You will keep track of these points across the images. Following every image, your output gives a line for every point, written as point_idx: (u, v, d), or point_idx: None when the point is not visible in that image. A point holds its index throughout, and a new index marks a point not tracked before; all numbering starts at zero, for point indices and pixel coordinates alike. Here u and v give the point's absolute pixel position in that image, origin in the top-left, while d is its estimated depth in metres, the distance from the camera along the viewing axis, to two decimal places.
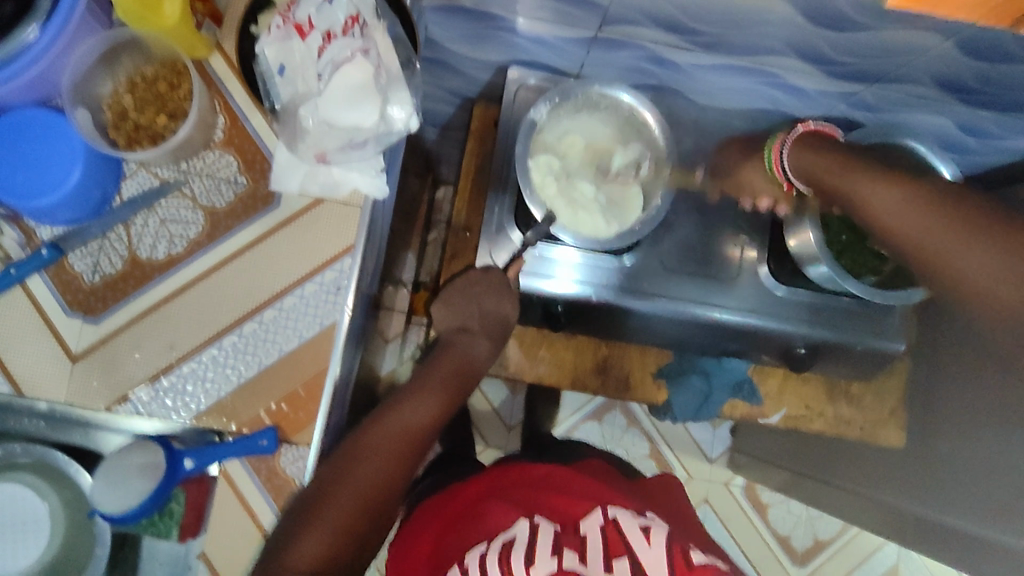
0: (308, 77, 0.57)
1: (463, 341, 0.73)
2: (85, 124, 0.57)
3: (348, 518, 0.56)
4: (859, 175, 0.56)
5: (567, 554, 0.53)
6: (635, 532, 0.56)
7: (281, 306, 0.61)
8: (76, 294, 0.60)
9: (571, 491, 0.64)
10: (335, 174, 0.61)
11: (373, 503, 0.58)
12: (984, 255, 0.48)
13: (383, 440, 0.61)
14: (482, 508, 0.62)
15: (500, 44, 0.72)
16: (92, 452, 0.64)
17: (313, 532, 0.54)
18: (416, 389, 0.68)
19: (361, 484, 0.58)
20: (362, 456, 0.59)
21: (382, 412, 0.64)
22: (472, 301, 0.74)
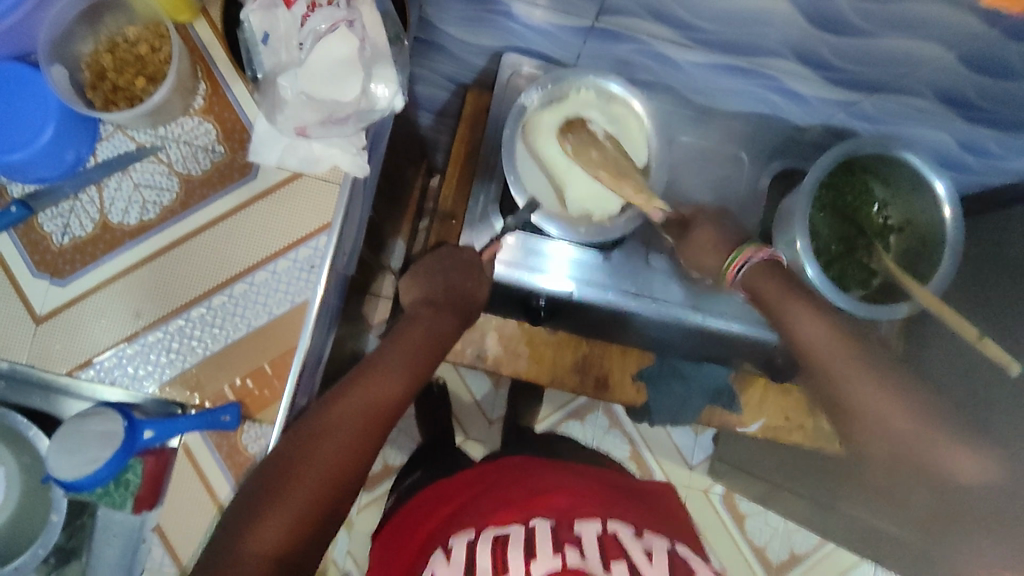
0: (291, 47, 0.55)
1: (429, 315, 0.66)
2: (61, 82, 0.56)
3: (313, 501, 0.49)
4: (792, 307, 0.63)
5: (567, 551, 0.50)
6: (637, 549, 0.52)
7: (252, 281, 0.60)
8: (44, 255, 0.59)
9: (571, 496, 0.60)
10: (315, 150, 0.59)
11: (342, 484, 0.51)
12: (877, 396, 0.60)
13: (348, 411, 0.54)
14: (477, 512, 0.59)
15: (495, 28, 0.71)
16: (52, 417, 0.62)
17: (273, 518, 0.47)
18: (382, 355, 0.61)
19: (325, 464, 0.51)
20: (325, 433, 0.52)
21: (347, 382, 0.57)
22: (441, 275, 0.70)
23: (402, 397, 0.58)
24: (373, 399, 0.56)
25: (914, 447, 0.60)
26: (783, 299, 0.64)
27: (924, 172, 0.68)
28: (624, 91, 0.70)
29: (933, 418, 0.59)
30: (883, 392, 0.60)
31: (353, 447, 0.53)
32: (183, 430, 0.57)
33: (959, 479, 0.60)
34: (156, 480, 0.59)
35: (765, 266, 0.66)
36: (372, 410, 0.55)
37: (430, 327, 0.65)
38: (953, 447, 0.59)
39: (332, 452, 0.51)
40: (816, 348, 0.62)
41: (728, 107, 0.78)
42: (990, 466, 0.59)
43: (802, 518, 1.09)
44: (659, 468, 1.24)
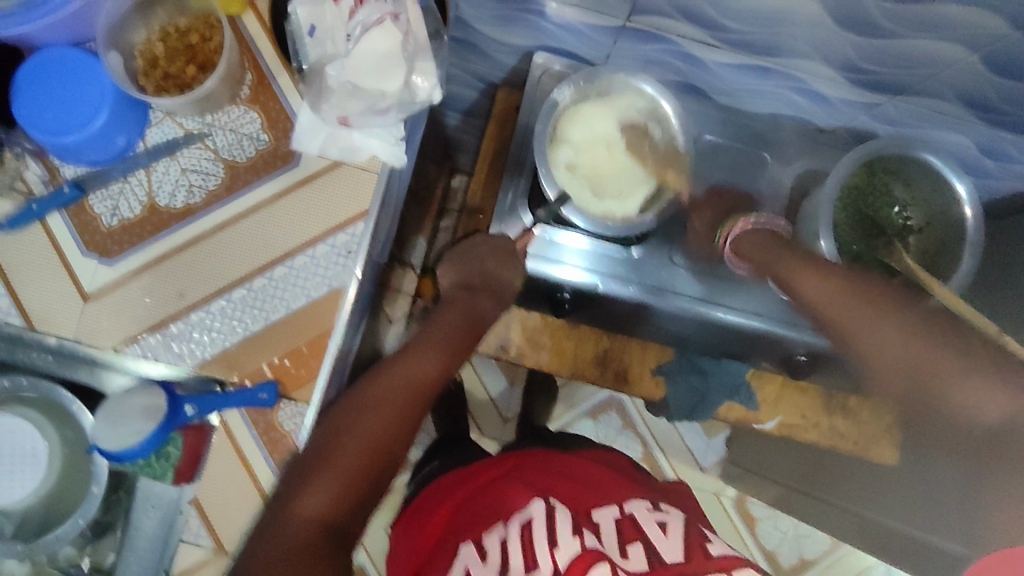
0: (338, 39, 0.58)
1: (463, 298, 0.73)
2: (117, 68, 0.58)
3: (357, 469, 0.52)
4: (796, 266, 0.66)
5: (587, 535, 0.54)
6: (652, 527, 0.56)
7: (292, 265, 0.62)
8: (93, 235, 0.61)
9: (583, 481, 0.64)
10: (354, 139, 0.61)
11: (385, 455, 0.54)
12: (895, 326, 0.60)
13: (389, 388, 0.57)
14: (497, 490, 0.61)
15: (528, 28, 0.73)
16: (95, 391, 0.65)
17: (319, 483, 0.50)
18: (420, 339, 0.65)
19: (368, 435, 0.54)
20: (367, 406, 0.55)
21: (387, 362, 0.61)
22: (478, 260, 0.76)
23: (439, 377, 0.62)
24: (411, 377, 0.59)
25: (920, 385, 0.59)
26: (798, 266, 0.65)
27: (945, 174, 0.70)
28: (654, 91, 0.72)
29: (961, 351, 0.57)
30: (890, 331, 0.60)
31: (393, 420, 0.56)
32: (222, 406, 0.59)
33: (985, 419, 0.58)
34: (195, 454, 0.60)
35: (749, 232, 0.72)
36: (410, 387, 0.59)
37: (466, 306, 0.72)
38: (959, 375, 0.57)
39: (374, 424, 0.55)
40: (826, 301, 0.63)
41: (752, 109, 0.79)
42: (1002, 397, 0.56)
43: (815, 520, 1.10)
44: (672, 469, 1.25)
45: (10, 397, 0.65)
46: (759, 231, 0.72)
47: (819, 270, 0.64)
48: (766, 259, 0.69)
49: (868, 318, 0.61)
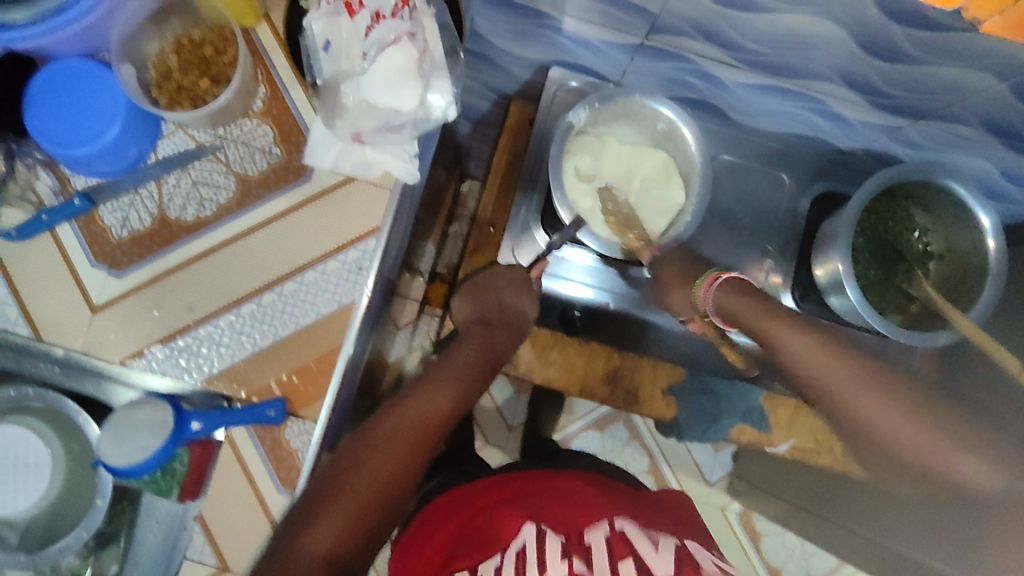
0: (353, 55, 0.57)
1: (481, 333, 0.71)
2: (130, 80, 0.58)
3: (366, 506, 0.53)
4: (779, 327, 0.65)
5: (577, 560, 0.53)
6: (643, 542, 0.55)
7: (302, 280, 0.61)
8: (103, 246, 0.61)
9: (574, 501, 0.62)
10: (368, 155, 0.61)
11: (393, 492, 0.55)
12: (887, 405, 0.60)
13: (401, 424, 0.58)
14: (494, 514, 0.60)
15: (544, 42, 0.72)
16: (100, 402, 0.64)
17: (326, 519, 0.50)
18: (432, 374, 0.65)
19: (379, 473, 0.54)
20: (379, 443, 0.55)
21: (401, 396, 0.61)
22: (493, 294, 0.74)
23: (451, 415, 0.62)
24: (424, 414, 0.59)
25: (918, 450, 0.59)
26: (772, 325, 0.65)
27: (968, 203, 0.68)
28: (673, 113, 0.71)
29: (915, 415, 0.60)
30: (895, 413, 0.60)
31: (403, 459, 0.56)
32: (229, 422, 0.58)
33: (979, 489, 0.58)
34: (201, 469, 0.60)
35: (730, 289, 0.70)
36: (423, 425, 0.59)
37: (483, 342, 0.70)
38: (953, 449, 0.58)
39: (385, 461, 0.55)
40: (806, 354, 0.64)
41: (769, 127, 0.78)
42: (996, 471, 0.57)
43: (821, 539, 1.09)
44: (678, 483, 1.23)
45: (16, 406, 0.65)
46: (744, 288, 0.70)
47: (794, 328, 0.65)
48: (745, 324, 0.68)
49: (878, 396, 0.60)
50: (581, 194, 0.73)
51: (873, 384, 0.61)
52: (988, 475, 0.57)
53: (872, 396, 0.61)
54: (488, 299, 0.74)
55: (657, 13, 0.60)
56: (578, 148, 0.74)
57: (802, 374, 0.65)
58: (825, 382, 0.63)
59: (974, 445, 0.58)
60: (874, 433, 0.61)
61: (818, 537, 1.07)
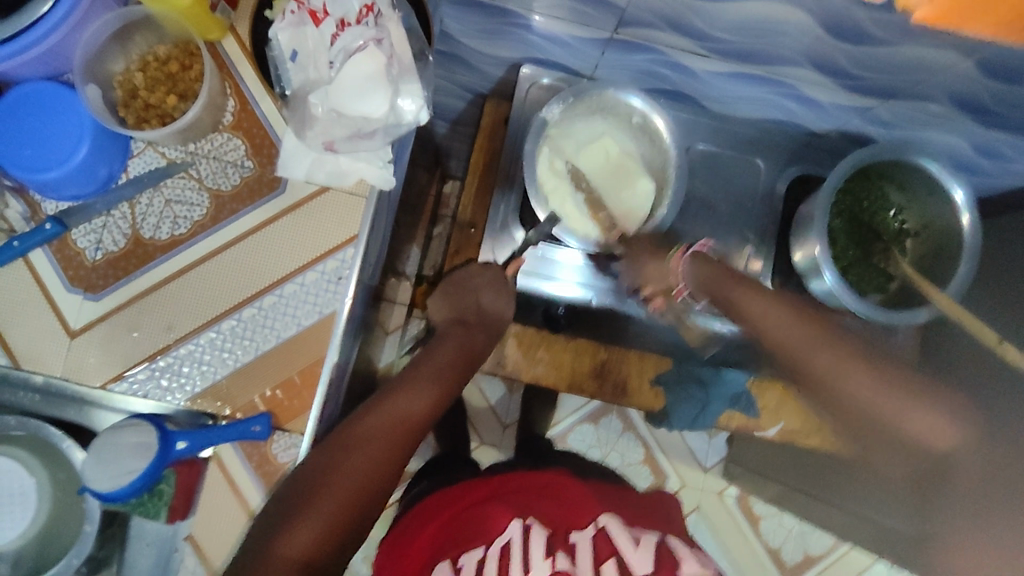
0: (320, 64, 0.57)
1: (459, 333, 0.71)
2: (95, 101, 0.57)
3: (343, 509, 0.52)
4: (753, 296, 0.71)
5: (559, 556, 0.53)
6: (626, 542, 0.55)
7: (282, 293, 0.61)
8: (77, 270, 0.60)
9: (567, 501, 0.62)
10: (342, 163, 0.60)
11: (370, 493, 0.54)
12: (863, 380, 0.67)
13: (378, 425, 0.57)
14: (480, 510, 0.60)
15: (514, 41, 0.72)
16: (86, 427, 0.64)
17: (304, 523, 0.50)
18: (411, 374, 0.65)
19: (356, 475, 0.54)
20: (356, 445, 0.55)
21: (378, 397, 0.60)
22: (472, 294, 0.74)
23: (428, 416, 0.61)
24: (401, 415, 0.59)
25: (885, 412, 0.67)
26: (745, 292, 0.72)
27: (941, 179, 0.69)
28: (645, 105, 0.71)
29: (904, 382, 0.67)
30: (863, 382, 0.67)
31: (381, 459, 0.56)
32: (214, 441, 0.57)
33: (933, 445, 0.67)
34: (189, 490, 0.60)
35: (703, 258, 0.75)
36: (399, 425, 0.58)
37: (462, 343, 0.70)
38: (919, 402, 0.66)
39: (362, 463, 0.54)
40: (766, 321, 0.70)
41: (744, 114, 0.78)
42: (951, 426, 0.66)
43: (816, 519, 1.10)
44: (673, 471, 1.24)
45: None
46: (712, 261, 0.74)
47: (765, 298, 0.71)
48: (717, 291, 0.73)
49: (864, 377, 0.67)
50: (561, 198, 0.73)
51: (819, 338, 0.68)
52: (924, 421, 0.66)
53: (827, 351, 0.69)
54: (466, 300, 0.74)
55: (624, 6, 0.60)
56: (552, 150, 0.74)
57: (762, 329, 0.71)
58: (792, 342, 0.69)
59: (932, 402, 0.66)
60: (845, 391, 0.68)
61: (814, 515, 1.08)
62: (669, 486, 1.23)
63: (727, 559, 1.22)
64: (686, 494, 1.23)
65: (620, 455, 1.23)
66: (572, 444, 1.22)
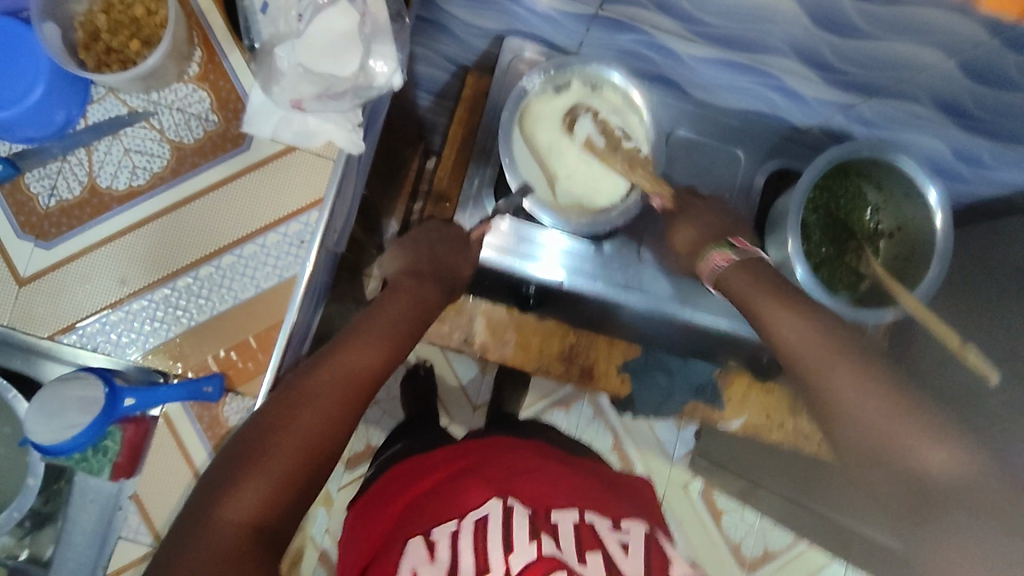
0: (290, 18, 0.54)
1: (413, 286, 0.66)
2: (53, 40, 0.55)
3: (296, 466, 0.49)
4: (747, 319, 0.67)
5: (544, 541, 0.51)
6: (612, 542, 0.53)
7: (241, 253, 0.59)
8: (30, 216, 0.58)
9: (549, 479, 0.60)
10: (311, 124, 0.58)
11: (323, 454, 0.51)
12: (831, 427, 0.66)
13: (328, 380, 0.53)
14: (456, 485, 0.58)
15: (497, 11, 0.70)
16: (28, 380, 0.61)
17: (245, 489, 0.47)
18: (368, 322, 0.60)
19: (304, 433, 0.50)
20: (303, 403, 0.51)
21: (331, 349, 0.56)
22: (426, 245, 0.70)
23: (385, 364, 0.58)
24: (355, 366, 0.55)
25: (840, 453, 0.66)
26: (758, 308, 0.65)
27: (917, 179, 0.68)
28: (625, 81, 0.70)
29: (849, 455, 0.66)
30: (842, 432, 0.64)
31: (334, 416, 0.52)
32: (163, 400, 0.56)
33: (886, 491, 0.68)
34: (135, 449, 0.58)
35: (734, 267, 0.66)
36: (352, 379, 0.55)
37: (414, 296, 0.65)
38: (921, 436, 0.52)
39: (310, 419, 0.51)
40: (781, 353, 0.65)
41: (727, 104, 0.78)
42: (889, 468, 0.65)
43: (778, 515, 1.10)
44: (640, 460, 1.24)
45: None
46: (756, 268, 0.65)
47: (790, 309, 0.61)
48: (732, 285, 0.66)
49: (854, 377, 0.56)
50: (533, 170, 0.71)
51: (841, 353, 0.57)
52: (941, 452, 0.51)
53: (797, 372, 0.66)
54: (421, 251, 0.70)
55: None
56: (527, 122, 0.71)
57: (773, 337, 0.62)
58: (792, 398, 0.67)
59: (935, 434, 0.52)
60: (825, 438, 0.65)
61: (776, 512, 1.09)
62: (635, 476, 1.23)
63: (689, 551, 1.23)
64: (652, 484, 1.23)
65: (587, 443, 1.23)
66: None
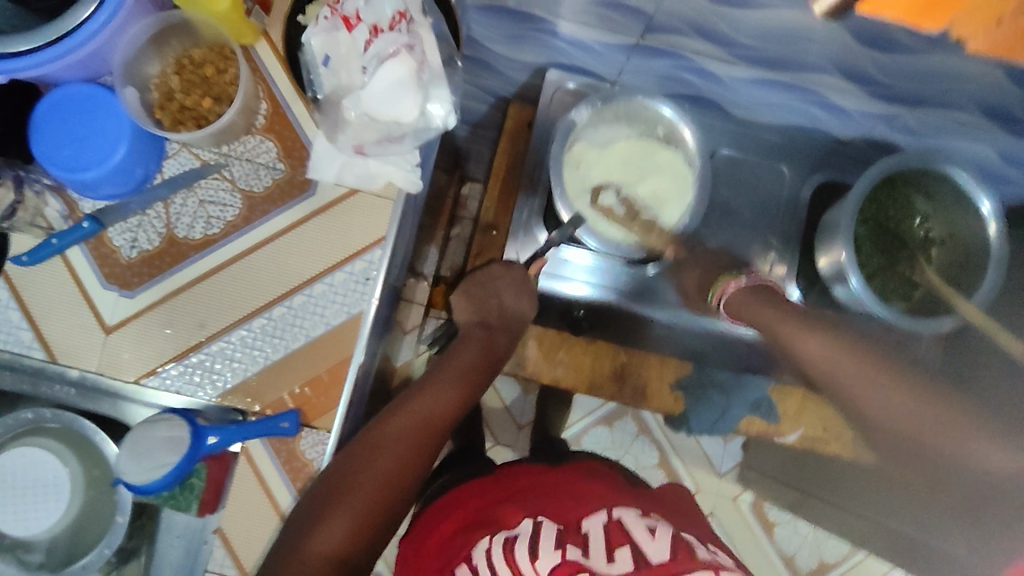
0: (352, 70, 0.57)
1: (481, 336, 0.73)
2: (134, 103, 0.59)
3: (372, 505, 0.55)
4: (801, 334, 0.71)
5: (570, 548, 0.52)
6: (639, 529, 0.55)
7: (310, 293, 0.62)
8: (113, 268, 0.61)
9: (578, 492, 0.62)
10: (371, 167, 0.62)
11: (395, 494, 0.57)
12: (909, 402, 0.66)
13: (403, 426, 0.60)
14: (495, 509, 0.60)
15: (538, 46, 0.73)
16: (117, 421, 0.65)
17: (332, 523, 0.53)
18: (436, 373, 0.67)
19: (381, 473, 0.56)
20: (381, 446, 0.57)
21: (404, 398, 0.63)
22: (493, 295, 0.75)
23: (455, 412, 0.64)
24: (425, 416, 0.61)
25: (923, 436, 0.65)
26: (793, 330, 0.71)
27: (969, 190, 0.68)
28: (673, 115, 0.72)
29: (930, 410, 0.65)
30: (894, 397, 0.66)
31: (406, 459, 0.58)
32: (245, 437, 0.58)
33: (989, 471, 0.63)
34: (218, 485, 0.61)
35: (739, 293, 0.75)
36: (424, 426, 0.61)
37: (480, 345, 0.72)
38: (964, 436, 0.63)
39: (385, 464, 0.57)
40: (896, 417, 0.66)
41: (767, 120, 0.79)
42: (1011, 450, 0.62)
43: (832, 527, 1.09)
44: (688, 474, 1.24)
45: (33, 429, 0.65)
46: (758, 293, 0.74)
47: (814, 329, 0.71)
48: (758, 323, 0.73)
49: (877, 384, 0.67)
50: (580, 195, 0.73)
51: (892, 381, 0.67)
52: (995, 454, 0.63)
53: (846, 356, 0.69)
54: (486, 302, 0.75)
55: (651, 13, 0.61)
56: (579, 149, 0.74)
57: (801, 359, 0.72)
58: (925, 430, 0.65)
59: (982, 429, 0.63)
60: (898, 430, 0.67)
61: (829, 523, 1.08)
62: None
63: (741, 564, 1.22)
64: (701, 498, 1.23)
65: (634, 459, 1.23)
66: (587, 445, 1.23)
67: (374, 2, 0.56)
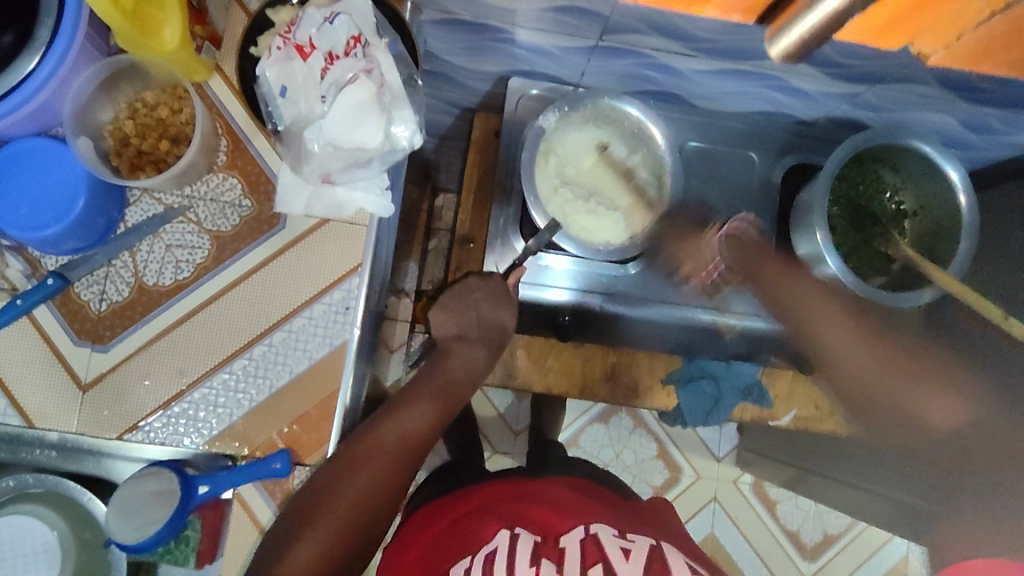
0: (311, 98, 0.56)
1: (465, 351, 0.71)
2: (87, 152, 0.58)
3: (349, 525, 0.53)
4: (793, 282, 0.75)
5: (545, 565, 0.50)
6: (615, 549, 0.53)
7: (290, 328, 0.60)
8: (84, 322, 0.60)
9: (559, 504, 0.60)
10: (339, 195, 0.61)
11: (373, 513, 0.54)
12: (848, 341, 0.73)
13: (380, 443, 0.57)
14: (474, 522, 0.57)
15: (498, 55, 0.72)
16: (103, 478, 0.63)
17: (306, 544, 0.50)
18: (414, 389, 0.64)
19: (358, 494, 0.54)
20: (357, 464, 0.54)
21: (381, 414, 0.60)
22: (473, 308, 0.71)
23: (434, 427, 0.61)
24: (404, 433, 0.58)
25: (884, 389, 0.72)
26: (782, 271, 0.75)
27: (936, 160, 0.69)
28: (640, 114, 0.72)
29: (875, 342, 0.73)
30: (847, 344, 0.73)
31: (384, 478, 0.55)
32: (237, 483, 0.57)
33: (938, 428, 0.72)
34: (214, 534, 0.59)
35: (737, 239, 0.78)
36: (403, 444, 0.58)
37: (463, 360, 0.70)
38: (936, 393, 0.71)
39: (362, 483, 0.54)
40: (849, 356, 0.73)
41: (733, 108, 0.79)
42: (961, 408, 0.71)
43: (833, 500, 1.10)
44: (688, 463, 1.24)
45: (18, 496, 0.64)
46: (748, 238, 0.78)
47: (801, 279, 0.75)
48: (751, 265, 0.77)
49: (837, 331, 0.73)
50: (556, 200, 0.73)
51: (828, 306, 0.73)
52: None
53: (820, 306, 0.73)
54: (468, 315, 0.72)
55: (608, 14, 0.61)
56: (549, 154, 0.74)
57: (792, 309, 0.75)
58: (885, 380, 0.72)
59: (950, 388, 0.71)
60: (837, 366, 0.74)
61: (830, 498, 1.09)
62: (684, 479, 1.23)
63: (748, 545, 1.22)
64: (701, 484, 1.23)
65: (633, 452, 1.23)
66: (585, 444, 1.22)
67: (326, 28, 0.55)
